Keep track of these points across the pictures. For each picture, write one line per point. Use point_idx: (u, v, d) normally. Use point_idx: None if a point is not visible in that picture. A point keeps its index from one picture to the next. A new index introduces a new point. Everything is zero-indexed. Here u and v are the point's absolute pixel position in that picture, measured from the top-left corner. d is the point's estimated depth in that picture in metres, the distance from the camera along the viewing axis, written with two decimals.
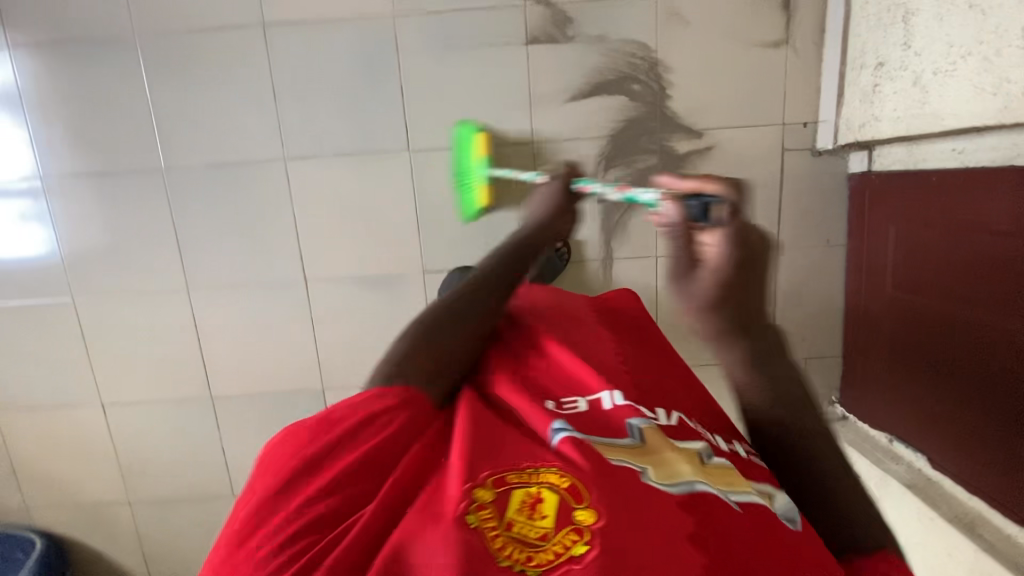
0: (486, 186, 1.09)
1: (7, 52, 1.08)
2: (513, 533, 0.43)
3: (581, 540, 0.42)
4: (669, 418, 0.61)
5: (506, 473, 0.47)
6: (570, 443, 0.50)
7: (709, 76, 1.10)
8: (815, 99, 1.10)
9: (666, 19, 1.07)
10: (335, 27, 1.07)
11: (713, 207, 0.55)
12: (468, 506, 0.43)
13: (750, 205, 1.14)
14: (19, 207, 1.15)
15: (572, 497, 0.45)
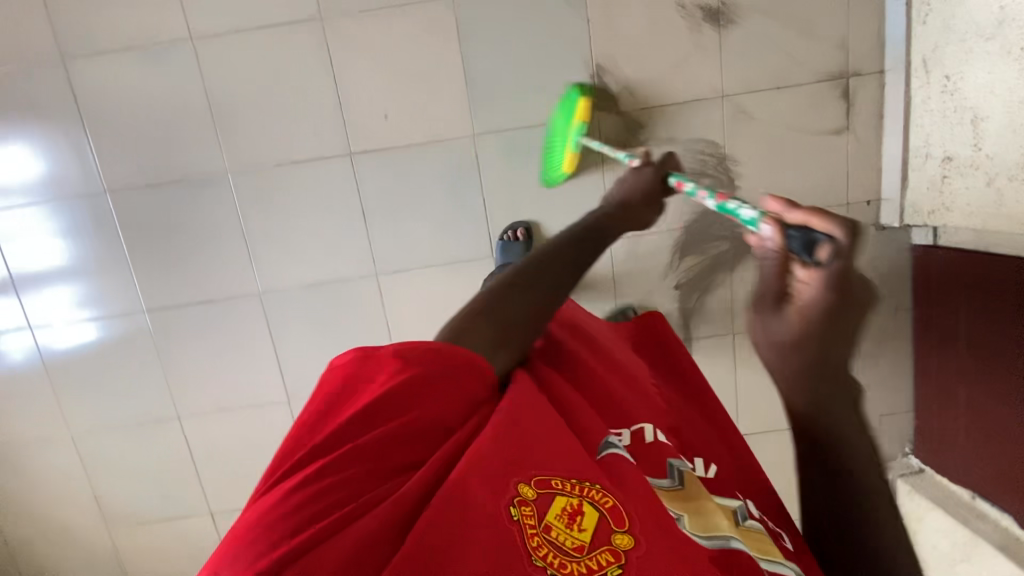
0: (575, 152, 1.08)
1: (66, 143, 1.12)
2: (551, 537, 0.40)
3: (616, 563, 0.39)
4: (706, 470, 0.55)
5: (550, 476, 0.44)
6: (620, 463, 0.48)
7: (774, 165, 1.15)
8: (878, 179, 1.15)
9: (732, 117, 1.12)
10: (416, 151, 1.12)
11: (820, 243, 0.42)
12: (512, 500, 0.41)
13: None
14: (76, 291, 1.19)
15: (614, 518, 0.42)
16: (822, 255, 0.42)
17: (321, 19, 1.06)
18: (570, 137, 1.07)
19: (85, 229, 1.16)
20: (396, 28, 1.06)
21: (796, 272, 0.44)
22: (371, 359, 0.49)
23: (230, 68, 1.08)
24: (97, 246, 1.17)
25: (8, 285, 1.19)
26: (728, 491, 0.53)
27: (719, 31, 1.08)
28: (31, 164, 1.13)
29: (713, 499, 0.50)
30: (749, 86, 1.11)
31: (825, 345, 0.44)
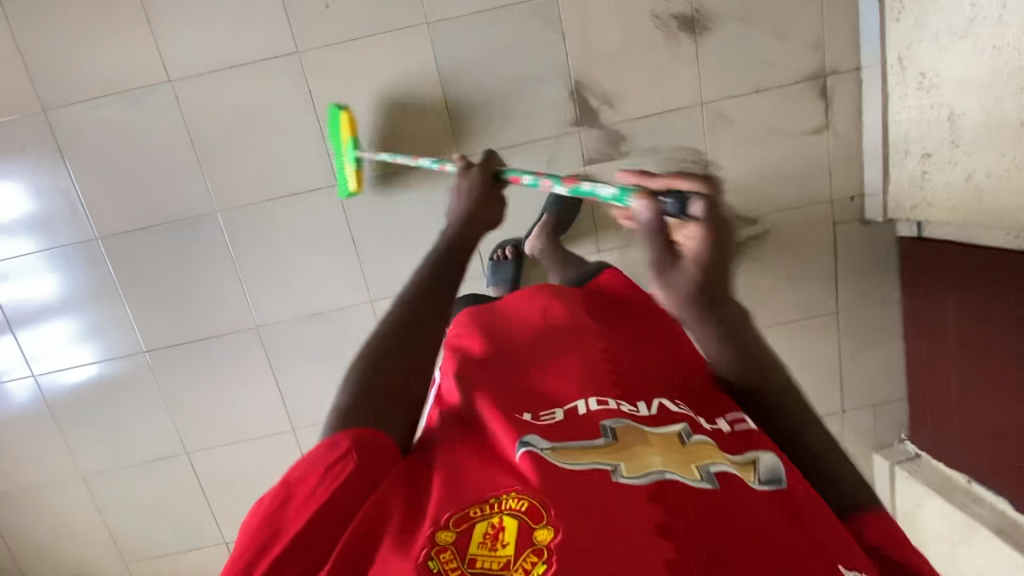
0: (356, 168, 1.07)
1: (43, 176, 1.12)
2: (475, 570, 0.39)
3: (541, 560, 0.39)
4: (649, 408, 0.55)
5: (466, 509, 0.44)
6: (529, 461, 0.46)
7: (757, 167, 1.15)
8: (860, 174, 1.16)
9: (713, 123, 1.13)
10: (402, 177, 1.13)
11: (690, 203, 0.59)
12: (428, 554, 0.41)
13: (807, 277, 1.22)
14: (70, 326, 1.20)
15: (532, 518, 0.42)
16: (695, 210, 0.59)
17: (299, 53, 1.06)
18: (343, 154, 1.07)
19: (72, 262, 1.16)
20: (374, 56, 1.06)
21: (682, 231, 0.61)
22: (283, 486, 0.46)
23: (212, 107, 1.09)
24: (87, 279, 1.17)
25: (3, 325, 1.20)
26: (675, 415, 0.55)
27: (694, 39, 1.08)
28: (9, 201, 1.13)
29: (648, 439, 0.50)
30: (727, 91, 1.11)
31: (713, 270, 0.62)
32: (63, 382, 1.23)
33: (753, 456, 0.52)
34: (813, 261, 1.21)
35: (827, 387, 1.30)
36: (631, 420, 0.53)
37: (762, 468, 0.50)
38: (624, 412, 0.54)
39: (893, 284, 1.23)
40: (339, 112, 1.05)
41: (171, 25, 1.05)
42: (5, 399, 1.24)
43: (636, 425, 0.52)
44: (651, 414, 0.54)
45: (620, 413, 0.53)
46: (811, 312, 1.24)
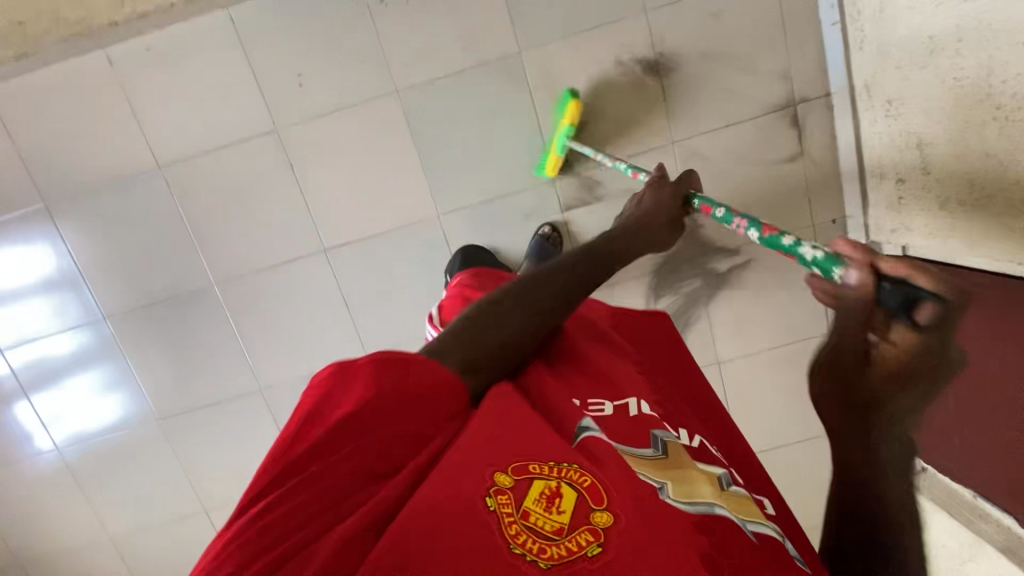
0: (558, 155, 1.09)
1: (51, 243, 1.17)
2: (528, 522, 0.43)
3: (594, 541, 0.42)
4: (691, 439, 0.57)
5: (530, 463, 0.46)
6: (595, 444, 0.50)
7: (735, 198, 1.16)
8: (840, 197, 1.16)
9: (686, 160, 1.14)
10: (387, 239, 1.16)
11: (921, 303, 0.37)
12: (490, 491, 0.44)
13: (796, 301, 1.22)
14: (93, 381, 1.25)
15: (591, 496, 0.44)
16: (922, 316, 0.37)
17: (277, 129, 1.10)
18: (555, 139, 1.08)
19: (91, 320, 1.21)
20: (348, 126, 1.10)
21: (842, 311, 0.47)
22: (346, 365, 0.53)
23: (199, 187, 1.13)
24: (104, 334, 1.22)
25: (31, 386, 1.26)
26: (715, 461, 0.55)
27: (659, 81, 1.10)
28: (26, 264, 1.18)
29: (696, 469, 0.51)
30: (698, 129, 1.12)
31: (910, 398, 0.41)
32: (92, 435, 1.28)
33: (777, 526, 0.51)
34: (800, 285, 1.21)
35: None
36: (682, 443, 0.55)
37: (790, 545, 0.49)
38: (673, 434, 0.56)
39: None
40: (569, 98, 1.05)
41: (152, 112, 1.09)
42: (37, 453, 1.29)
43: (686, 451, 0.54)
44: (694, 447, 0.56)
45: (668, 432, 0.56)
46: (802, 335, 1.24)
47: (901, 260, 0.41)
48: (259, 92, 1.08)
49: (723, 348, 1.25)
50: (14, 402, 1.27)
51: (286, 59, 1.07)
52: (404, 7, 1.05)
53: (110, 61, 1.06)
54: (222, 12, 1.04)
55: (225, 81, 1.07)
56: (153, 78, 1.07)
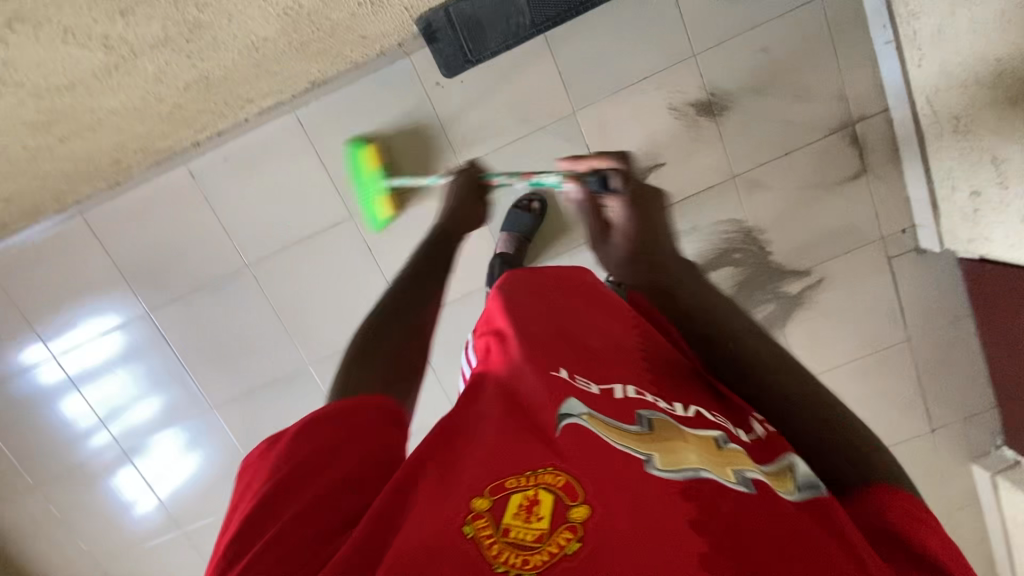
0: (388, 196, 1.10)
1: (123, 317, 1.23)
2: (509, 538, 0.38)
3: (575, 538, 0.38)
4: (686, 410, 0.53)
5: (505, 478, 0.43)
6: (569, 433, 0.46)
7: (800, 222, 1.17)
8: (907, 207, 1.16)
9: (748, 191, 1.16)
10: (467, 303, 1.22)
11: (611, 179, 0.85)
12: (465, 518, 0.40)
13: (870, 313, 1.23)
14: (177, 442, 1.31)
15: (568, 495, 0.41)
16: (615, 184, 0.85)
17: (352, 215, 1.15)
18: (375, 185, 1.09)
19: (170, 381, 1.27)
20: (418, 203, 1.15)
21: (608, 203, 0.86)
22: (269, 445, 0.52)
23: (284, 277, 1.20)
24: (183, 393, 1.28)
25: (122, 456, 1.32)
26: (712, 423, 0.52)
27: (714, 120, 1.12)
28: (114, 335, 1.24)
29: (685, 436, 0.48)
30: (757, 161, 1.14)
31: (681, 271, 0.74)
32: (180, 495, 1.33)
33: (788, 463, 0.49)
34: (874, 298, 1.22)
35: (916, 413, 1.28)
36: (671, 414, 0.51)
37: (799, 477, 0.47)
38: (665, 407, 0.52)
39: (962, 303, 1.21)
40: (361, 146, 1.08)
41: (234, 215, 1.16)
42: (140, 519, 1.36)
43: (674, 419, 0.51)
44: (688, 415, 0.52)
45: (657, 407, 0.52)
46: (880, 345, 1.24)
47: (593, 165, 0.91)
48: (332, 184, 1.14)
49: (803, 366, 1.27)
50: (115, 470, 1.33)
51: (355, 151, 1.12)
52: (460, 86, 1.10)
53: (193, 174, 1.13)
54: (292, 117, 1.10)
55: (299, 179, 1.13)
56: (233, 184, 1.14)
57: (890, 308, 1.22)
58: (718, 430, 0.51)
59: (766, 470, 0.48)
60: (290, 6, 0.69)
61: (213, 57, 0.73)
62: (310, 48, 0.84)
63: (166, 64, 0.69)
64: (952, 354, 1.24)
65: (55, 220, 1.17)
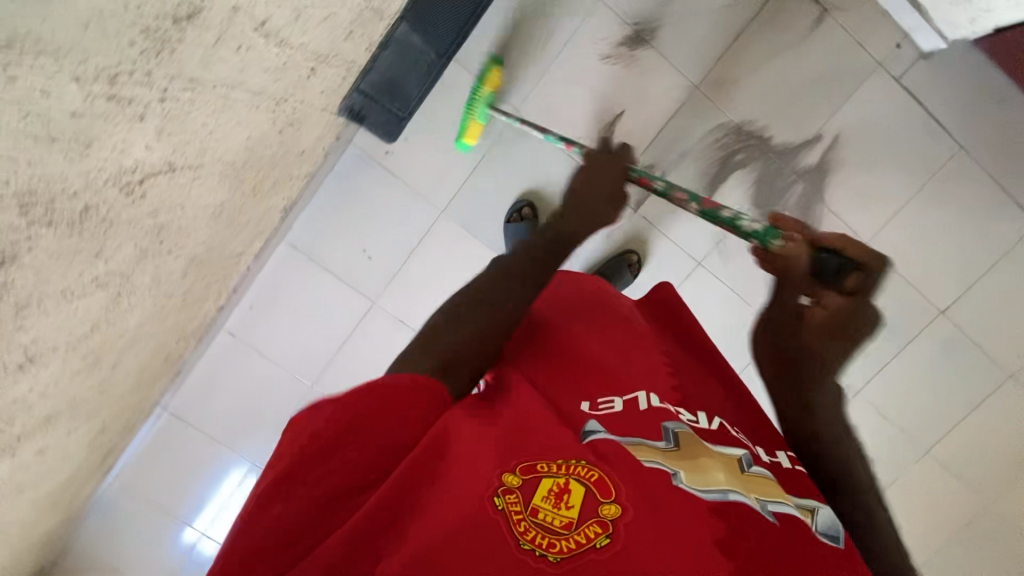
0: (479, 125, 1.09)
1: (239, 463, 1.34)
2: (537, 519, 0.46)
3: (604, 533, 0.45)
4: (710, 421, 0.62)
5: (537, 462, 0.50)
6: (599, 443, 0.53)
7: (786, 91, 1.11)
8: (890, 21, 1.08)
9: (719, 90, 1.11)
10: None
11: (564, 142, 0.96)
12: (496, 491, 0.47)
13: (906, 140, 1.13)
14: None
15: (600, 491, 0.48)
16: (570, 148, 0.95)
17: (376, 299, 1.21)
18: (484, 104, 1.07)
19: None
20: (425, 262, 1.19)
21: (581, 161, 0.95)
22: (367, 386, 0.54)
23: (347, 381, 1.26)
24: None
25: None
26: (738, 442, 0.60)
27: (650, 46, 1.08)
28: (236, 484, 1.35)
29: (713, 453, 0.56)
30: (711, 59, 1.09)
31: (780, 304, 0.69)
32: None
33: (811, 502, 0.55)
34: (903, 124, 1.12)
35: (1004, 213, 1.16)
36: (692, 428, 0.59)
37: (820, 517, 0.53)
38: (686, 420, 0.60)
39: (999, 84, 1.10)
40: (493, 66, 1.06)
41: (283, 350, 1.23)
42: None
43: (696, 434, 0.58)
44: (712, 428, 0.61)
45: (680, 420, 0.60)
46: (933, 166, 1.14)
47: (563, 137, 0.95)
48: (345, 282, 1.19)
49: (863, 226, 1.18)
50: None
51: (350, 242, 1.17)
52: (406, 143, 1.12)
53: (232, 334, 1.20)
54: (283, 245, 1.15)
55: (318, 293, 1.20)
56: (267, 326, 1.21)
57: (926, 126, 1.12)
58: (742, 451, 0.58)
59: (795, 501, 0.54)
60: (226, 166, 0.74)
61: (189, 240, 0.80)
62: (264, 187, 0.91)
63: (157, 268, 0.77)
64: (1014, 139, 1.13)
65: (146, 427, 1.27)
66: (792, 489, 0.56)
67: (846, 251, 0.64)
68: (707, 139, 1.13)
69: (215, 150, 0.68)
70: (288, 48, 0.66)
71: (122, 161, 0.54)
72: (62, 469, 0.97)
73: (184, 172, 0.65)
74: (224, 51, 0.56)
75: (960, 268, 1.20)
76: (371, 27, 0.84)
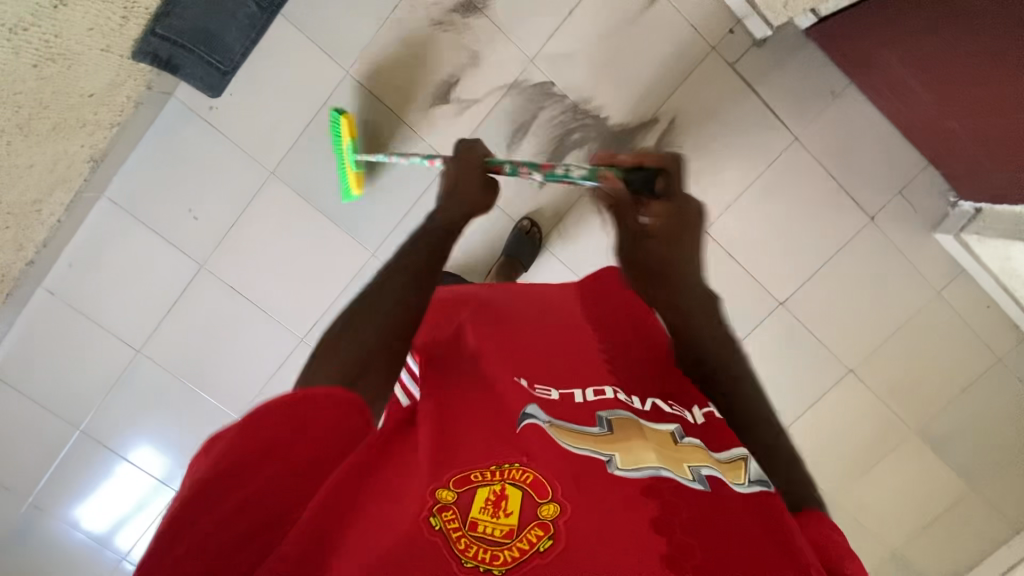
0: (355, 170, 1.08)
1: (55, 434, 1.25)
2: (479, 534, 0.40)
3: (547, 535, 0.40)
4: (643, 403, 0.54)
5: (470, 472, 0.43)
6: (529, 431, 0.46)
7: (623, 72, 1.09)
8: (723, 7, 1.07)
9: (555, 64, 1.09)
10: (346, 295, 1.21)
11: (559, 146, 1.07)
12: (431, 510, 0.40)
13: (745, 125, 1.12)
14: (166, 503, 1.34)
15: (536, 492, 0.42)
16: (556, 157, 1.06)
17: (204, 264, 1.16)
18: (347, 158, 1.06)
19: (124, 461, 1.29)
20: (256, 225, 1.15)
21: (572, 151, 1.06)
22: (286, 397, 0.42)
23: (177, 344, 1.22)
24: (144, 464, 1.30)
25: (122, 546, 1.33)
26: (674, 418, 0.53)
27: (482, 16, 1.06)
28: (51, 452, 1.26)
29: (644, 431, 0.49)
30: (548, 32, 1.07)
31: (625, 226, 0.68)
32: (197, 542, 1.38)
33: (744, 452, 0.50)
34: (740, 110, 1.12)
35: (839, 207, 1.18)
36: (630, 410, 0.52)
37: (751, 467, 0.49)
38: (624, 401, 0.53)
39: (835, 75, 1.12)
40: (339, 116, 1.05)
41: (107, 310, 1.18)
42: None
43: (633, 416, 0.51)
44: (646, 410, 0.53)
45: (618, 405, 0.52)
46: (770, 157, 1.14)
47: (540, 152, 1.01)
48: (170, 243, 1.15)
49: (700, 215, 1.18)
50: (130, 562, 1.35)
51: (175, 202, 1.12)
52: (231, 100, 1.08)
53: (51, 291, 1.16)
54: (103, 200, 1.10)
55: (141, 252, 1.15)
56: (91, 284, 1.16)
57: (764, 114, 1.12)
58: (674, 424, 0.52)
59: (718, 458, 0.49)
60: None
61: None
62: (40, 127, 0.86)
63: None
64: (847, 132, 1.14)
65: None
66: (717, 445, 0.51)
67: (645, 162, 0.65)
68: (545, 115, 1.11)
69: None
70: None
71: None
72: None
73: None
74: None
75: (799, 261, 1.21)
76: None
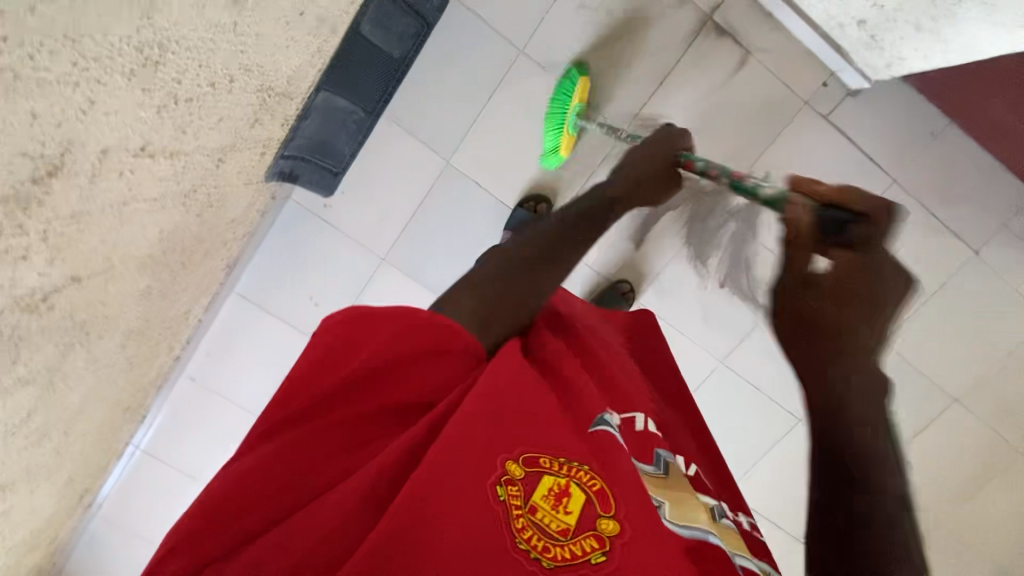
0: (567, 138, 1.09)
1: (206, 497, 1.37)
2: (535, 518, 0.48)
3: (599, 548, 0.48)
4: (689, 468, 0.64)
5: (544, 459, 0.52)
6: (610, 446, 0.56)
7: (714, 133, 1.11)
8: (815, 62, 1.07)
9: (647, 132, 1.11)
10: None
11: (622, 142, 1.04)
12: (503, 481, 0.50)
13: (841, 172, 1.12)
14: None
15: (599, 503, 0.51)
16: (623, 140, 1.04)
17: None
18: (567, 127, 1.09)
19: None
20: (370, 306, 1.23)
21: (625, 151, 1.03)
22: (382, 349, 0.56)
23: None
24: None
25: None
26: (709, 490, 0.62)
27: None
28: None
29: (694, 495, 0.58)
30: (639, 103, 1.10)
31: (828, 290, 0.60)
32: None
33: (769, 568, 0.57)
34: (836, 159, 1.11)
35: (944, 245, 1.16)
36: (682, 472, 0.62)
37: None
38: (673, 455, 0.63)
39: (935, 115, 1.09)
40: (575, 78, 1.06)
41: (240, 390, 1.30)
42: None
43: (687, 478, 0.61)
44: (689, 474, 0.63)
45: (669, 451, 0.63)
46: None
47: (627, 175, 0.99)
48: (295, 328, 1.24)
49: None
50: None
51: (297, 292, 1.22)
52: (343, 196, 1.16)
53: (194, 378, 1.28)
54: (234, 296, 1.21)
55: (270, 339, 1.25)
56: (227, 368, 1.28)
57: (861, 161, 1.12)
58: (715, 500, 0.61)
59: (755, 559, 0.57)
60: (112, 250, 0.70)
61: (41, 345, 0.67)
62: (194, 256, 0.96)
63: (29, 361, 0.67)
64: (950, 171, 1.12)
65: (122, 463, 1.34)
66: (756, 551, 0.59)
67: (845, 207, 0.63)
68: None
69: (122, 250, 0.73)
70: (182, 156, 0.70)
71: (16, 292, 0.56)
72: (40, 521, 1.04)
73: (75, 247, 0.62)
74: (90, 162, 0.56)
75: None
76: (281, 107, 0.86)
